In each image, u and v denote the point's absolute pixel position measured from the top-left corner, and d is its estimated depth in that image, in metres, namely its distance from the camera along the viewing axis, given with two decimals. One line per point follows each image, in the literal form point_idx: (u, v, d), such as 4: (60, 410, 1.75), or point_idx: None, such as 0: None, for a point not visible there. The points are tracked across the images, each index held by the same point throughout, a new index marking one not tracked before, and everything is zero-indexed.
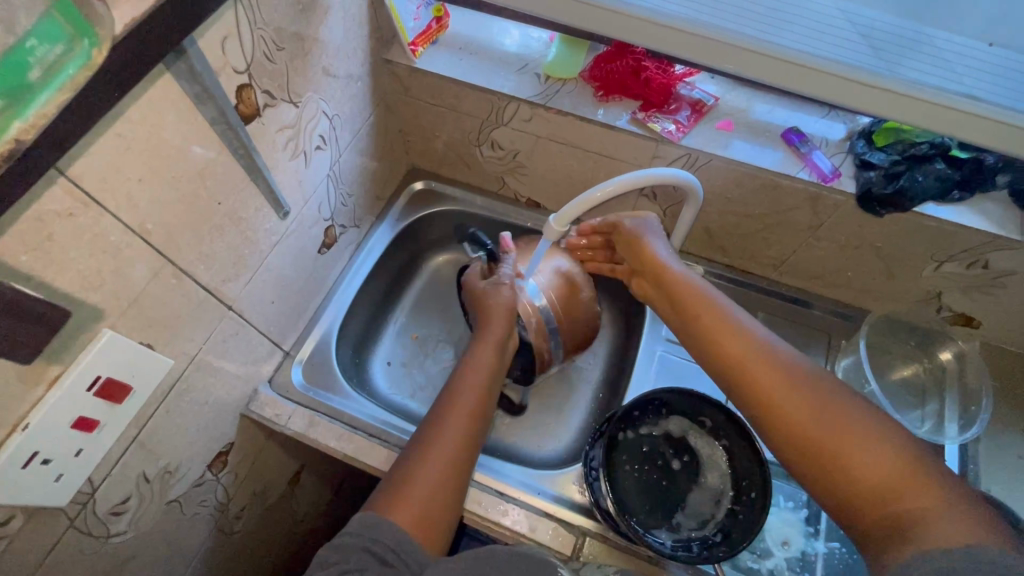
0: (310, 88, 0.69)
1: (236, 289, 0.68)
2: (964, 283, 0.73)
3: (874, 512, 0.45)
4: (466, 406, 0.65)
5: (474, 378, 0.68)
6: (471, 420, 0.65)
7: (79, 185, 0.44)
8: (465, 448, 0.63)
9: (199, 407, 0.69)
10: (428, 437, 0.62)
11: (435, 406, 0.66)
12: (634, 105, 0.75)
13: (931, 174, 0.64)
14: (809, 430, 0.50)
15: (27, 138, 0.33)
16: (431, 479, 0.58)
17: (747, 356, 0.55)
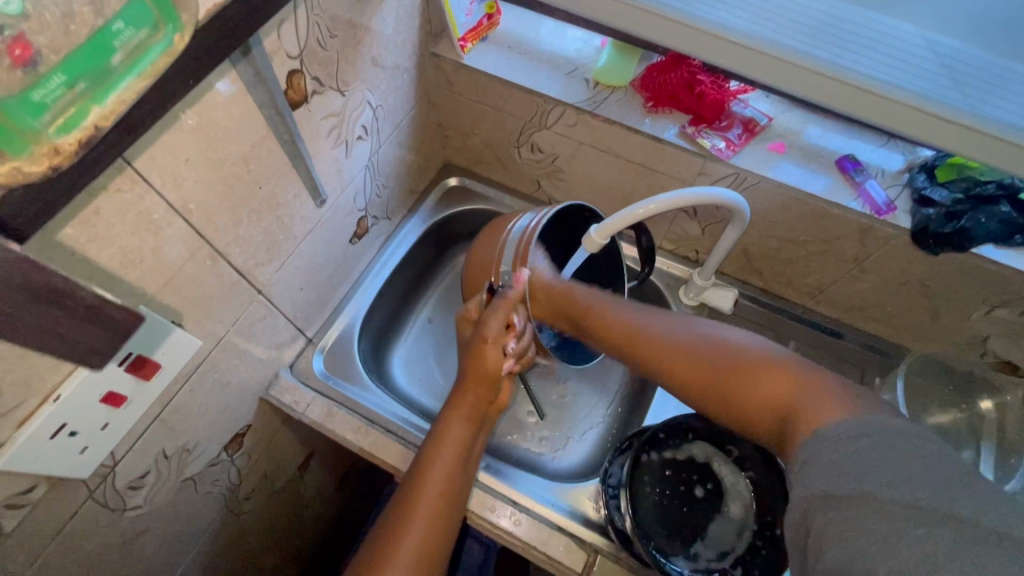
0: (358, 77, 0.68)
1: (268, 274, 0.68)
2: (1015, 330, 0.70)
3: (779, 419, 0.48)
4: (429, 506, 0.61)
5: (440, 469, 0.63)
6: (438, 512, 0.61)
7: (132, 164, 0.44)
8: (455, 490, 0.64)
9: (220, 387, 0.69)
10: (390, 540, 0.58)
11: (397, 501, 0.62)
12: (683, 118, 0.73)
13: (995, 217, 0.61)
14: (709, 385, 0.55)
15: (105, 125, 0.32)
16: (422, 530, 0.59)
17: (666, 352, 0.59)
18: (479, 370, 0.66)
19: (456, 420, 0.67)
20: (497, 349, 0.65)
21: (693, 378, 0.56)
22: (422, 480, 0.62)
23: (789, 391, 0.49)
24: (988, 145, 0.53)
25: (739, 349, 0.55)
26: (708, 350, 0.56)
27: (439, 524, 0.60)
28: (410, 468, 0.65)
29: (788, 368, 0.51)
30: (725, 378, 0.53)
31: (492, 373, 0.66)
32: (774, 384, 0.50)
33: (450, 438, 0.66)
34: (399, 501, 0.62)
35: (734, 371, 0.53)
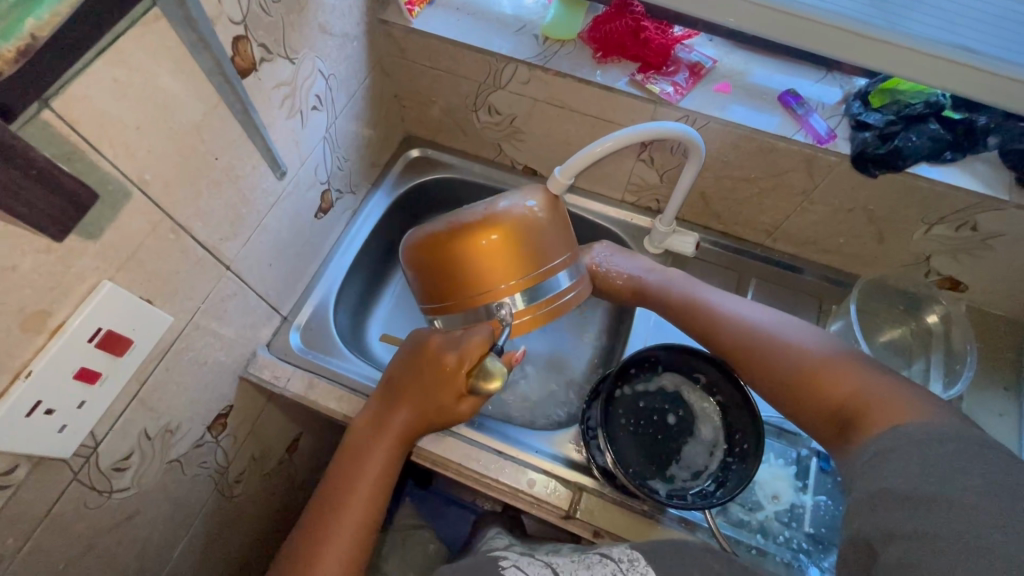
0: (306, 45, 0.68)
1: (234, 249, 0.68)
2: (952, 245, 0.75)
3: (835, 421, 0.53)
4: (354, 511, 0.62)
5: (363, 487, 0.63)
6: (363, 520, 0.62)
7: (52, 108, 0.41)
8: (382, 495, 0.64)
9: (197, 366, 0.69)
10: (311, 550, 0.60)
11: (319, 511, 0.63)
12: (632, 67, 0.75)
13: (924, 134, 0.65)
14: (761, 373, 0.59)
15: (40, 37, 0.37)
16: (348, 534, 0.61)
17: (729, 342, 0.63)
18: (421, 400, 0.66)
19: (384, 436, 0.66)
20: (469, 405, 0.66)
21: (756, 368, 0.60)
22: (346, 496, 0.63)
23: (855, 391, 0.52)
24: (908, 58, 0.57)
25: (793, 343, 0.59)
26: (775, 340, 0.60)
27: (362, 534, 0.62)
28: (335, 469, 0.66)
29: (833, 371, 0.55)
30: (785, 370, 0.57)
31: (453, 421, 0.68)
32: (843, 379, 0.54)
33: (374, 454, 0.65)
34: (322, 508, 0.63)
35: (814, 359, 0.56)
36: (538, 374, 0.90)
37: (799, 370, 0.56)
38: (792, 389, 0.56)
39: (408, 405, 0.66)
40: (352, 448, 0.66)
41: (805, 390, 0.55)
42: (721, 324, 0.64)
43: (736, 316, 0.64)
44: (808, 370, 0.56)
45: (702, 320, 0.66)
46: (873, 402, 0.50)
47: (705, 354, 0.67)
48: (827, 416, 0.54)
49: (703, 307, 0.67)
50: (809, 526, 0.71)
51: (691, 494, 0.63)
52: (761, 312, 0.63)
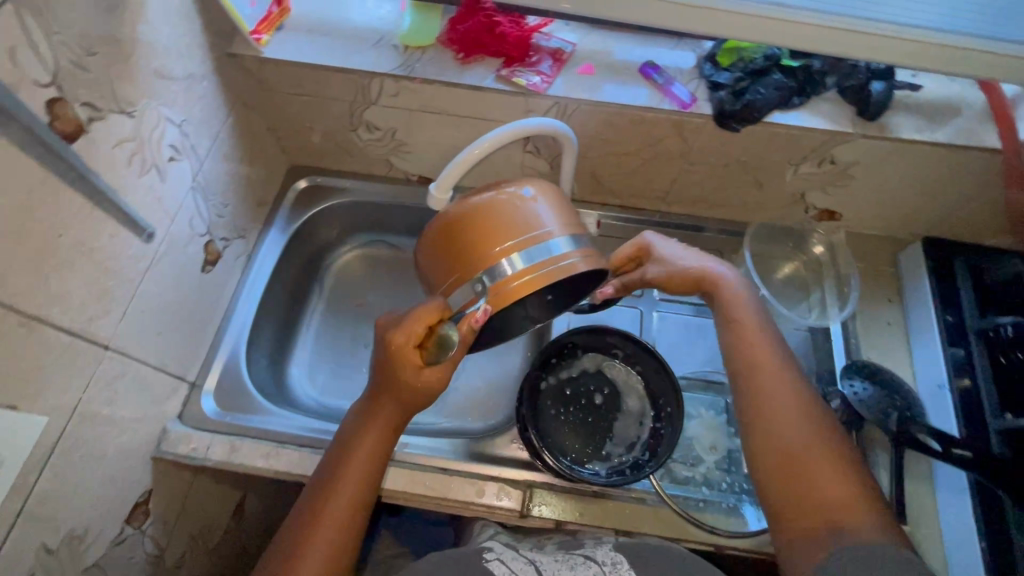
0: (144, 94, 0.63)
1: (110, 326, 0.63)
2: (819, 180, 0.81)
3: (807, 515, 0.53)
4: (338, 512, 0.58)
5: (348, 485, 0.59)
6: (347, 523, 0.58)
7: None
8: (367, 494, 0.60)
9: (96, 459, 0.63)
10: (293, 553, 0.56)
11: (301, 514, 0.59)
12: (496, 62, 0.75)
13: (771, 84, 0.70)
14: (768, 439, 0.58)
15: None
16: (327, 538, 0.57)
17: (766, 397, 0.60)
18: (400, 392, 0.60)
19: (364, 438, 0.61)
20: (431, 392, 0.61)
21: (778, 432, 0.58)
22: (330, 495, 0.59)
23: (847, 508, 0.53)
24: (730, 19, 0.64)
25: (824, 436, 0.57)
26: (812, 425, 0.58)
27: (341, 546, 0.57)
28: (320, 474, 0.61)
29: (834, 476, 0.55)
30: (797, 457, 0.56)
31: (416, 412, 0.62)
32: (841, 491, 0.54)
33: (362, 446, 0.61)
34: (299, 521, 0.58)
35: (835, 460, 0.56)
36: (473, 382, 0.90)
37: (809, 461, 0.56)
38: (793, 476, 0.55)
39: (387, 402, 0.61)
40: (341, 435, 0.63)
41: (805, 477, 0.55)
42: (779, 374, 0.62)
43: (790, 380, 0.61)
44: (814, 463, 0.55)
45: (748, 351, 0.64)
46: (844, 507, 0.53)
47: (620, 330, 0.69)
48: (804, 508, 0.54)
49: (767, 347, 0.64)
50: (747, 467, 0.74)
51: (627, 468, 0.65)
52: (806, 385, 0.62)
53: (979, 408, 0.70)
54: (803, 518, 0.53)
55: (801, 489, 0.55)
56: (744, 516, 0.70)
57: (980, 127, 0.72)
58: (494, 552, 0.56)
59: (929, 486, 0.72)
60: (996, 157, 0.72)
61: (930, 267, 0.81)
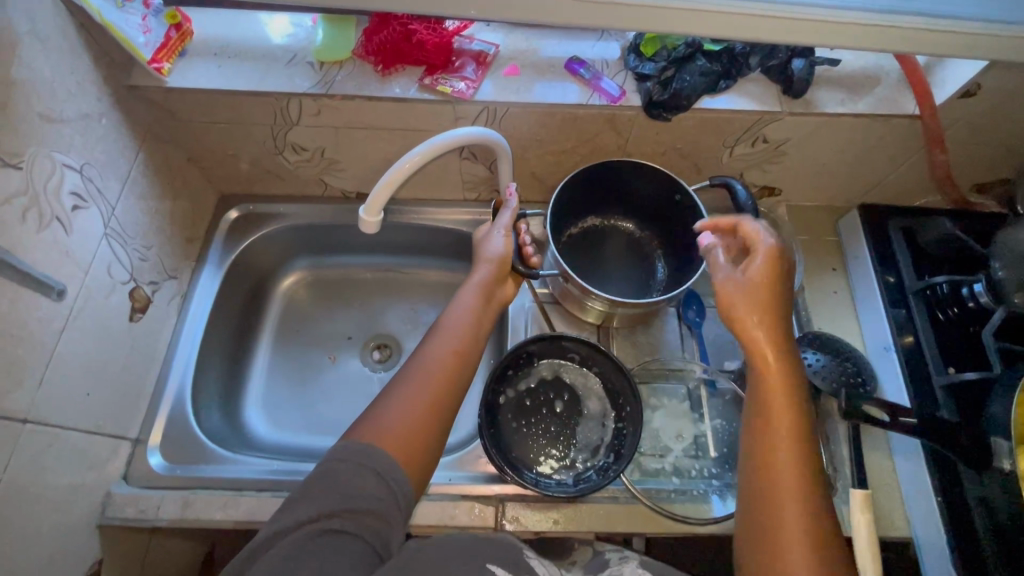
0: (30, 143, 0.58)
1: (24, 398, 0.58)
2: (755, 159, 0.81)
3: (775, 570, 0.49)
4: (442, 371, 0.60)
5: (447, 347, 0.62)
6: (446, 382, 0.60)
7: None
8: (460, 368, 0.62)
9: (31, 541, 0.59)
10: (389, 407, 0.56)
11: (401, 376, 0.60)
12: (418, 72, 0.73)
13: (695, 71, 0.69)
14: (768, 498, 0.52)
15: None
16: (423, 398, 0.57)
17: (783, 461, 0.53)
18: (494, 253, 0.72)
19: (458, 324, 0.65)
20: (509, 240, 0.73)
21: (782, 496, 0.52)
22: (432, 355, 0.61)
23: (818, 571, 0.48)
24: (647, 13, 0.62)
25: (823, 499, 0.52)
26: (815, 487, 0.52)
27: (439, 396, 0.58)
28: (420, 344, 0.64)
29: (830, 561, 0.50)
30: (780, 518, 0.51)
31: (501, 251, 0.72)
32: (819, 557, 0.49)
33: (464, 318, 0.65)
34: (395, 384, 0.59)
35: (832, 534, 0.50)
36: None
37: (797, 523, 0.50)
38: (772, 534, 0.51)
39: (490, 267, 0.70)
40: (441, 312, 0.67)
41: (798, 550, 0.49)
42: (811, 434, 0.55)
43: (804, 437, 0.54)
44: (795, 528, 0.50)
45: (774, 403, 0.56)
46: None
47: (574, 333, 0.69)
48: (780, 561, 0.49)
49: (800, 402, 0.55)
50: (714, 450, 0.75)
51: (592, 474, 0.64)
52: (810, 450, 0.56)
53: (924, 366, 0.73)
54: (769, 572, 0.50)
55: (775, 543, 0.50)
56: (710, 501, 0.71)
57: (900, 94, 0.73)
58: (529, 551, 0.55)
59: (887, 453, 0.74)
60: (917, 123, 0.73)
61: (867, 232, 0.84)
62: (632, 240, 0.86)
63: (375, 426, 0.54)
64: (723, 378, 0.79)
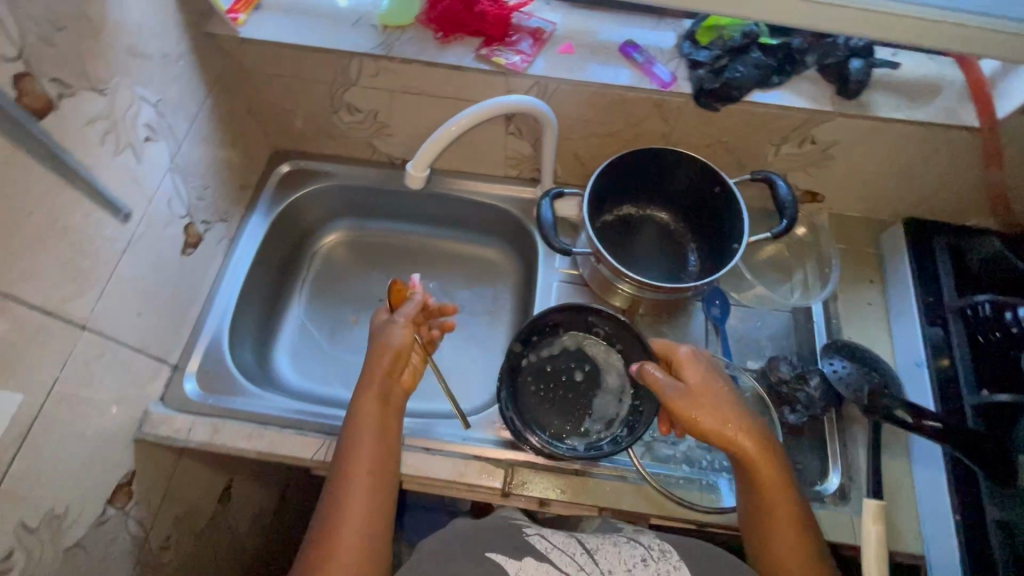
0: (116, 73, 0.62)
1: (86, 306, 0.62)
2: (800, 161, 0.81)
3: None
4: (363, 483, 0.59)
5: (365, 454, 0.60)
6: (373, 490, 0.59)
7: None
8: (383, 468, 0.61)
9: (76, 440, 0.63)
10: (325, 540, 0.55)
11: (327, 495, 0.59)
12: (476, 42, 0.75)
13: (749, 63, 0.70)
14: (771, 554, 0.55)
15: None
16: (359, 511, 0.57)
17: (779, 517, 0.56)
18: (383, 349, 0.66)
19: (368, 424, 0.62)
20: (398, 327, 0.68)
21: (780, 551, 0.55)
22: (348, 471, 0.59)
23: None
24: None
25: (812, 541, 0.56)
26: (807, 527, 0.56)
27: (373, 507, 0.58)
28: (334, 458, 0.61)
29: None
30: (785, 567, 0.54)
31: (404, 347, 0.67)
32: None
33: (365, 423, 0.62)
34: (325, 501, 0.58)
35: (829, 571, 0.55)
36: (459, 365, 0.91)
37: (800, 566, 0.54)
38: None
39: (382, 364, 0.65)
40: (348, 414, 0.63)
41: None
42: (772, 477, 0.57)
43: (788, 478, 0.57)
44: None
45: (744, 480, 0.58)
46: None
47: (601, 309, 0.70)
48: None
49: (769, 450, 0.58)
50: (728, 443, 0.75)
51: (605, 443, 0.66)
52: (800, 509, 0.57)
53: (955, 385, 0.71)
54: None
55: None
56: (719, 491, 0.71)
57: (960, 105, 0.72)
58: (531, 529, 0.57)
59: (907, 468, 0.73)
60: (975, 135, 0.72)
61: (908, 244, 0.83)
62: (665, 229, 0.86)
63: (315, 562, 0.54)
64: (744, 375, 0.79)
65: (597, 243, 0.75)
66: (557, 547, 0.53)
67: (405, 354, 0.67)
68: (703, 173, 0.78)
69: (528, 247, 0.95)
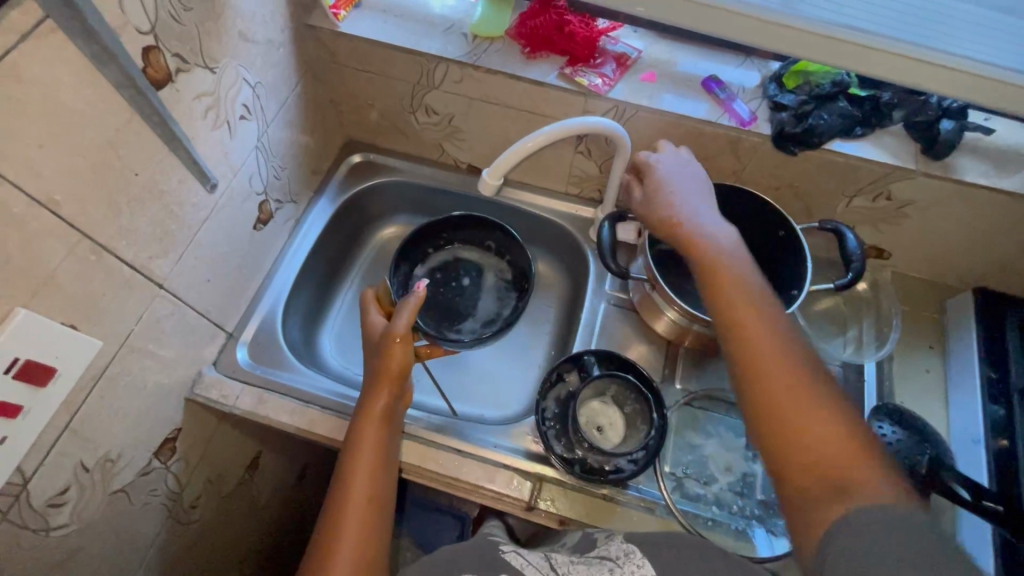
0: (226, 53, 0.66)
1: (166, 267, 0.66)
2: (871, 216, 0.79)
3: (817, 478, 0.47)
4: (356, 514, 0.60)
5: (359, 482, 0.62)
6: (366, 518, 0.60)
7: None
8: (376, 494, 0.62)
9: (137, 391, 0.67)
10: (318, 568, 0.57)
11: (323, 523, 0.61)
12: (561, 60, 0.77)
13: (835, 112, 0.69)
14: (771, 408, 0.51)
15: None
16: (352, 540, 0.58)
17: (761, 353, 0.53)
18: (386, 371, 0.67)
19: (366, 453, 0.64)
20: (401, 348, 0.67)
21: (775, 403, 0.51)
22: (344, 498, 0.61)
23: (834, 448, 0.48)
24: (810, 40, 0.59)
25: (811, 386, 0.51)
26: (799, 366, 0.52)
27: (365, 536, 0.59)
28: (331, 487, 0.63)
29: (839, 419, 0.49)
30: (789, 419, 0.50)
31: (400, 368, 0.67)
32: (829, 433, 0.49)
33: (362, 450, 0.64)
34: (322, 534, 0.60)
35: (843, 416, 0.49)
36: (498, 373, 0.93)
37: (792, 403, 0.50)
38: (787, 434, 0.49)
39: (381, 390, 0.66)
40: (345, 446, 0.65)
41: (820, 450, 0.48)
42: (755, 325, 0.55)
43: (772, 322, 0.56)
44: (807, 416, 0.49)
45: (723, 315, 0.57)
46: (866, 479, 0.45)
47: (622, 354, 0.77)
48: (823, 460, 0.48)
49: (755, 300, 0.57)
50: (761, 492, 0.74)
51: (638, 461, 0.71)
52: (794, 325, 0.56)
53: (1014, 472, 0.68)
54: (819, 475, 0.47)
55: (792, 436, 0.49)
56: (753, 541, 0.69)
57: None
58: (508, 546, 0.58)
59: None
60: None
61: (977, 318, 0.80)
62: None
63: None
64: None
65: (652, 267, 0.76)
66: (531, 565, 0.53)
67: (404, 374, 0.68)
68: (769, 216, 0.77)
69: (578, 265, 0.96)
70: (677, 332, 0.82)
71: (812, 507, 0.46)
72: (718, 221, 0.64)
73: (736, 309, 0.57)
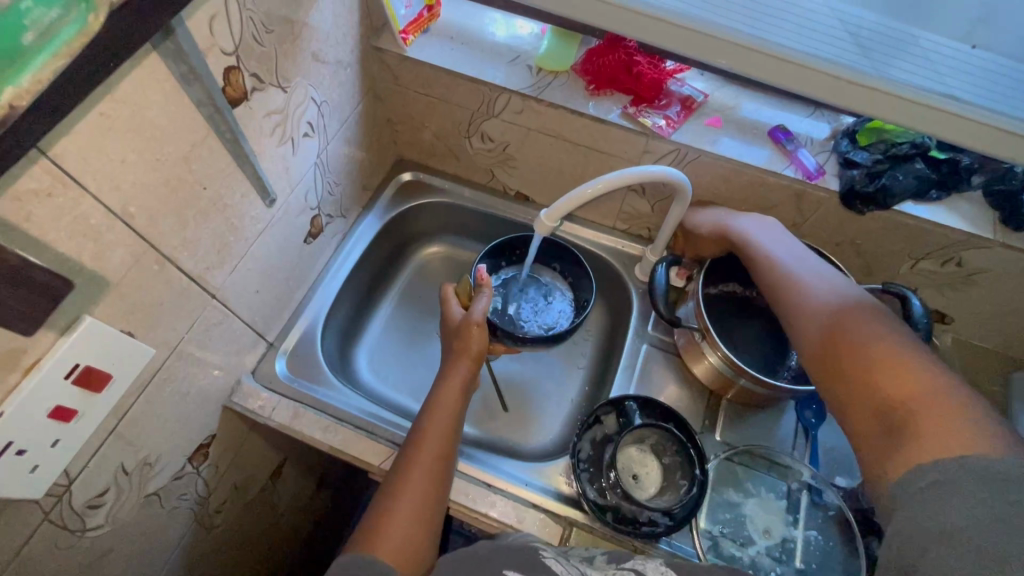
0: (299, 74, 0.68)
1: (220, 278, 0.67)
2: (937, 280, 0.76)
3: (878, 416, 0.50)
4: (427, 461, 0.61)
5: (435, 432, 0.64)
6: (435, 469, 0.61)
7: (46, 153, 0.41)
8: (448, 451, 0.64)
9: (180, 397, 0.67)
10: (386, 504, 0.58)
11: (394, 468, 0.62)
12: (625, 99, 0.76)
13: (911, 173, 0.67)
14: (832, 374, 0.55)
15: (37, 90, 0.34)
16: (419, 488, 0.59)
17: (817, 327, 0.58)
18: (466, 347, 0.70)
19: (441, 410, 0.66)
20: (480, 331, 0.70)
21: (840, 351, 0.54)
22: (417, 445, 0.63)
23: (909, 381, 0.49)
24: (899, 105, 0.58)
25: (877, 332, 0.53)
26: (863, 319, 0.55)
27: (431, 487, 0.60)
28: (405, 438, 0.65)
29: (918, 362, 0.50)
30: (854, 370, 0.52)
31: (478, 348, 0.70)
32: (890, 351, 0.51)
33: (440, 405, 0.66)
34: (391, 478, 0.61)
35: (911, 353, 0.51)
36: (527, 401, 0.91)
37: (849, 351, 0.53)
38: (855, 383, 0.52)
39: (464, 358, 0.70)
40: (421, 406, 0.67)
41: (885, 382, 0.50)
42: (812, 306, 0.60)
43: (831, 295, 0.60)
44: (877, 365, 0.51)
45: (777, 294, 0.64)
46: (942, 414, 0.45)
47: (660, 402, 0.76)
48: (888, 386, 0.50)
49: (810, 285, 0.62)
50: (800, 560, 0.70)
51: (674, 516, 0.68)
52: (864, 291, 0.60)
53: None
54: (882, 417, 0.49)
55: (865, 386, 0.51)
56: None
57: None
58: (548, 551, 0.52)
59: None
60: None
61: None
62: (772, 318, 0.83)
63: (373, 523, 0.56)
64: (830, 490, 0.74)
65: (703, 315, 0.74)
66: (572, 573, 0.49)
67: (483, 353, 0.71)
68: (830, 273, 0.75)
69: (620, 302, 0.94)
70: (719, 382, 0.79)
71: (888, 451, 0.47)
72: (769, 226, 0.70)
73: (797, 295, 0.62)
